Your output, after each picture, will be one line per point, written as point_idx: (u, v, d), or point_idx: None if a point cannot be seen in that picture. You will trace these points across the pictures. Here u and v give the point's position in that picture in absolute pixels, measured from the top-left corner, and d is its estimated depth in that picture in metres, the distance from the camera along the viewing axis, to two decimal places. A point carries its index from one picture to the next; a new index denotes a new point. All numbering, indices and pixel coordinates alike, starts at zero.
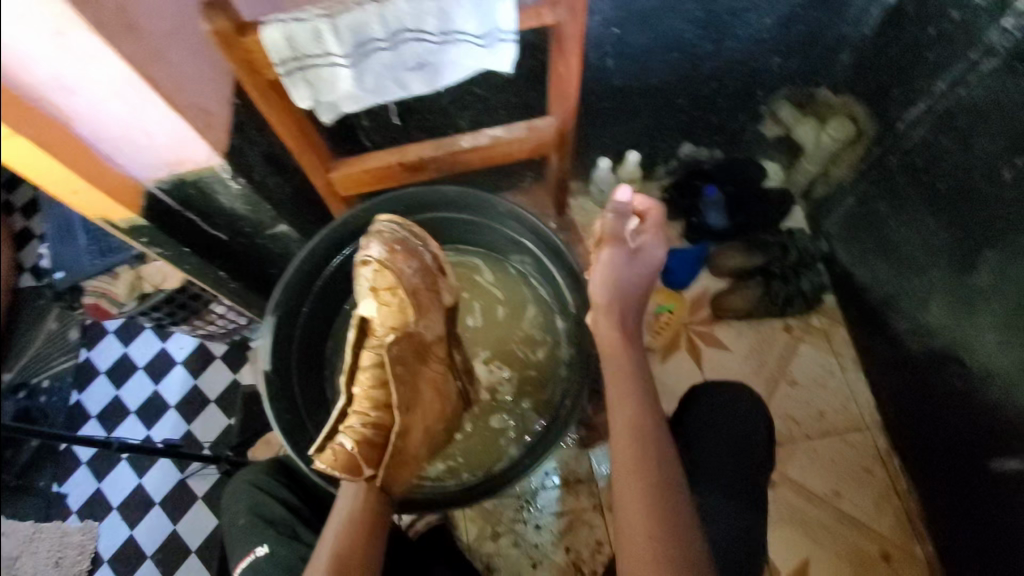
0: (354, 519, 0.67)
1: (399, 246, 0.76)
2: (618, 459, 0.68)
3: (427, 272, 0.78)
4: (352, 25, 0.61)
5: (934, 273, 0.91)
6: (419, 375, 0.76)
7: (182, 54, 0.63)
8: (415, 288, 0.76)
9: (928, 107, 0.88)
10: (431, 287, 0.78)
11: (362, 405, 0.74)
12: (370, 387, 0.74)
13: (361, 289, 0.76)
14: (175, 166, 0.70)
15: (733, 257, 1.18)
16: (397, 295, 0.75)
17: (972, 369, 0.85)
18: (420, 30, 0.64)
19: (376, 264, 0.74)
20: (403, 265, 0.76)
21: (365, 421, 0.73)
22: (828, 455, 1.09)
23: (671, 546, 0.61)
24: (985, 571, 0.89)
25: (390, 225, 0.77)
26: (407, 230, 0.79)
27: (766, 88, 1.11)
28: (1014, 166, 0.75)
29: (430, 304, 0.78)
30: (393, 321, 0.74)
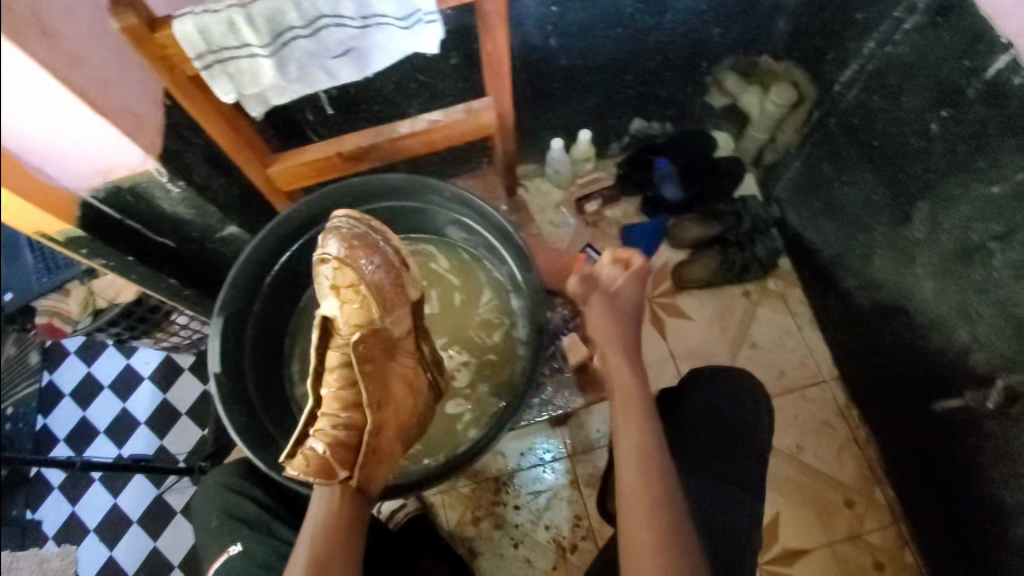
0: (331, 525, 0.66)
1: (358, 242, 0.73)
2: (625, 481, 0.67)
3: (390, 266, 0.74)
4: (266, 13, 0.59)
5: (877, 228, 0.94)
6: (389, 372, 0.73)
7: (105, 58, 0.62)
8: (377, 284, 0.73)
9: (860, 67, 0.91)
10: (396, 281, 0.74)
11: (331, 407, 0.72)
12: (339, 388, 0.72)
13: (323, 289, 0.74)
14: (109, 174, 0.68)
15: (691, 228, 1.20)
16: (359, 292, 0.72)
17: (916, 318, 0.89)
18: (338, 15, 0.62)
19: (335, 263, 0.72)
20: (362, 261, 0.73)
21: (335, 423, 0.71)
22: (790, 412, 1.13)
23: (671, 533, 0.63)
24: (949, 526, 0.92)
25: (347, 221, 0.75)
26: (365, 225, 0.75)
27: (709, 59, 1.13)
28: (939, 118, 0.78)
29: (396, 298, 0.74)
30: (357, 319, 0.72)
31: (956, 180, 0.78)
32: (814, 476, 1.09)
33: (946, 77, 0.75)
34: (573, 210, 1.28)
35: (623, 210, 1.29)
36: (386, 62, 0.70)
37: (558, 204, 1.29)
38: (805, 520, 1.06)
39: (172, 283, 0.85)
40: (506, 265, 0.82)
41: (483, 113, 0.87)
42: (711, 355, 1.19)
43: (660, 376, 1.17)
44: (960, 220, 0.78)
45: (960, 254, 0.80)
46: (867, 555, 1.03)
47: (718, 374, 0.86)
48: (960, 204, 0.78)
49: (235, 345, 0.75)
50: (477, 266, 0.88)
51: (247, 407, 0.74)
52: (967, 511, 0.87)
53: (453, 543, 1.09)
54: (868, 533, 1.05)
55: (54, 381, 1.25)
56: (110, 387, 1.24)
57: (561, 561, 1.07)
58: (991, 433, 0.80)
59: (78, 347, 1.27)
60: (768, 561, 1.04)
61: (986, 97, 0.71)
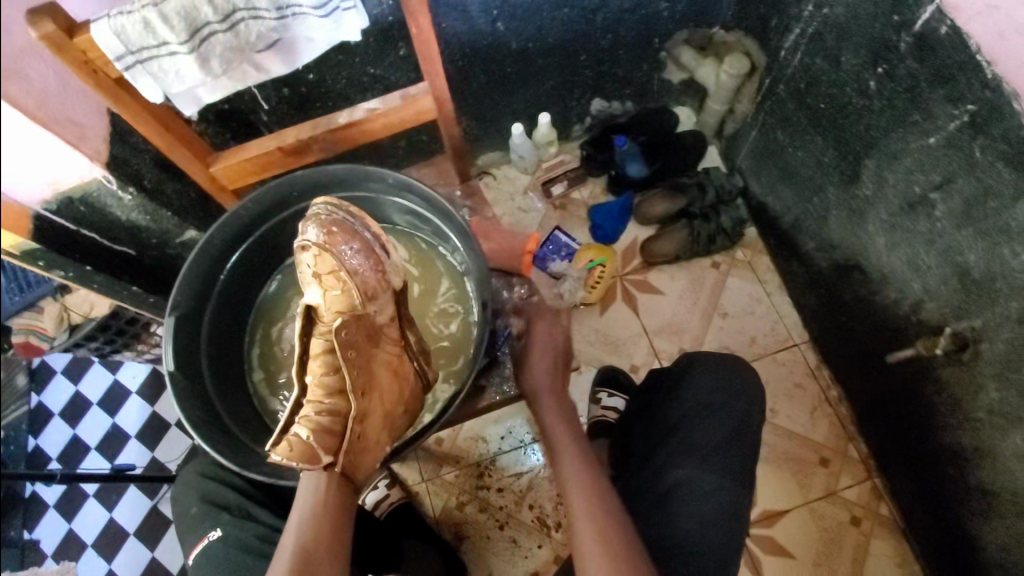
0: (321, 515, 0.65)
1: (336, 227, 0.69)
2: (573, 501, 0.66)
3: (371, 253, 0.70)
4: (180, 10, 0.60)
5: (830, 189, 0.96)
6: (374, 358, 0.70)
7: (41, 68, 0.61)
8: (358, 270, 0.68)
9: (801, 31, 0.92)
10: (379, 269, 0.70)
11: (315, 394, 0.69)
12: (323, 374, 0.69)
13: (306, 276, 0.69)
14: (58, 185, 0.69)
15: (658, 203, 1.20)
16: (340, 278, 0.68)
17: (871, 274, 0.92)
18: (252, 8, 0.63)
19: (315, 249, 0.68)
20: (342, 247, 0.69)
21: (319, 410, 0.68)
22: (762, 377, 1.14)
23: (620, 535, 0.63)
24: (930, 483, 0.93)
25: (325, 208, 0.71)
26: (344, 210, 0.72)
27: (663, 34, 1.11)
28: (876, 74, 0.79)
29: (379, 284, 0.70)
30: (340, 305, 0.68)
31: (897, 135, 0.79)
32: (790, 438, 1.10)
33: (879, 34, 0.77)
34: (540, 195, 1.29)
35: (590, 190, 1.30)
36: (312, 51, 0.72)
37: (526, 189, 1.30)
38: (783, 481, 1.08)
39: (135, 291, 0.85)
40: (458, 250, 0.83)
41: (421, 99, 0.87)
42: (685, 328, 1.19)
43: (635, 352, 1.19)
44: (903, 173, 0.80)
45: (906, 207, 0.81)
46: (844, 510, 1.06)
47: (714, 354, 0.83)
48: (903, 158, 0.79)
49: (189, 346, 0.76)
50: (433, 255, 0.89)
51: (202, 400, 0.75)
52: (933, 459, 0.91)
53: (440, 528, 1.10)
54: (843, 490, 1.07)
55: (42, 402, 1.26)
56: (98, 405, 1.25)
57: (547, 540, 1.08)
58: (944, 377, 0.84)
59: (64, 366, 1.28)
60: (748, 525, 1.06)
61: (916, 51, 0.72)
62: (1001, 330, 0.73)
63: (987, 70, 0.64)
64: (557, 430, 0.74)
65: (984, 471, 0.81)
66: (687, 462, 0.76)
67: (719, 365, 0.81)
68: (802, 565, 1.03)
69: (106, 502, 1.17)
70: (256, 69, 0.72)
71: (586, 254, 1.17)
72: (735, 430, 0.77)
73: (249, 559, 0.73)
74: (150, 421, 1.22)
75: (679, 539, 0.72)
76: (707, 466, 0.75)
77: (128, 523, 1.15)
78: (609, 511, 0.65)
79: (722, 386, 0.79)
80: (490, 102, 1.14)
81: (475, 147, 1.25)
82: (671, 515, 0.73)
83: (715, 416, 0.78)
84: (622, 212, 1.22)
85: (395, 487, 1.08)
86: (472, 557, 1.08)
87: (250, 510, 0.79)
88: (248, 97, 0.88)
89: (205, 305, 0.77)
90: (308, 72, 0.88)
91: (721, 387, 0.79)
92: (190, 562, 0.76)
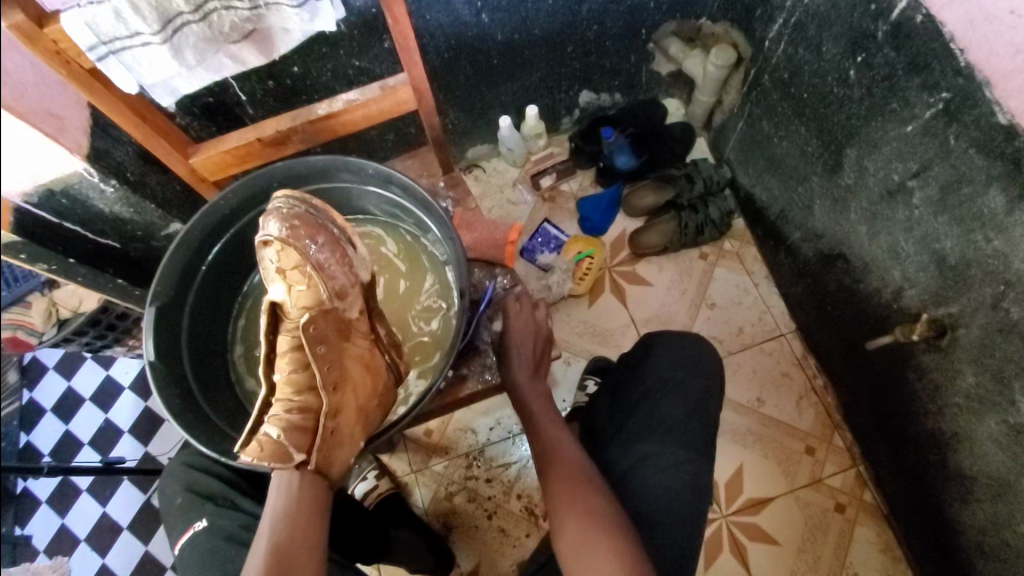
0: (293, 508, 0.65)
1: (299, 221, 0.69)
2: (558, 489, 0.68)
3: (336, 246, 0.70)
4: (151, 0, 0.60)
5: (815, 179, 0.96)
6: (345, 353, 0.71)
7: (17, 60, 0.61)
8: (324, 265, 0.68)
9: (784, 21, 0.92)
10: (344, 262, 0.70)
11: (285, 392, 0.70)
12: (292, 372, 0.70)
13: (270, 272, 0.70)
14: (39, 178, 0.69)
15: (646, 194, 1.21)
16: (306, 273, 0.68)
17: (854, 263, 0.93)
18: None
19: (277, 244, 0.68)
20: (306, 243, 0.68)
21: (289, 407, 0.70)
22: (749, 367, 1.15)
23: (608, 518, 0.65)
24: (914, 469, 0.94)
25: (286, 201, 0.71)
26: (306, 204, 0.71)
27: (650, 26, 1.10)
28: (856, 63, 0.79)
29: (346, 279, 0.70)
30: (306, 301, 0.69)
31: (877, 123, 0.79)
32: (775, 426, 1.11)
33: (858, 23, 0.77)
34: (529, 187, 1.29)
35: (579, 182, 1.30)
36: (288, 42, 0.73)
37: (514, 182, 1.30)
38: (768, 470, 1.09)
39: (120, 284, 0.86)
40: (439, 241, 0.83)
41: (399, 90, 0.87)
42: (672, 319, 1.20)
43: (623, 342, 1.19)
44: (883, 162, 0.81)
45: (886, 194, 0.82)
46: (829, 498, 1.07)
47: (678, 336, 0.86)
48: (882, 146, 0.80)
49: (171, 336, 0.77)
50: (419, 250, 0.89)
51: (183, 391, 0.76)
52: (914, 445, 0.92)
53: (429, 518, 1.11)
54: (829, 477, 1.08)
55: (34, 398, 1.26)
56: (91, 400, 1.25)
57: (535, 529, 1.09)
58: (924, 364, 0.84)
59: (56, 362, 1.28)
60: (734, 512, 1.07)
61: (893, 39, 0.72)
62: (977, 315, 0.73)
63: (960, 58, 0.64)
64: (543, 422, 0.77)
65: (961, 455, 0.83)
66: (665, 448, 0.77)
67: (684, 347, 0.85)
68: (786, 550, 1.04)
69: (100, 497, 1.18)
70: (232, 60, 0.72)
71: (574, 245, 1.19)
72: (701, 412, 0.80)
73: (232, 547, 0.73)
74: (144, 416, 1.23)
75: (657, 517, 0.74)
76: (683, 453, 0.77)
77: (122, 517, 1.17)
78: (594, 499, 0.67)
79: (682, 365, 0.83)
80: (477, 94, 1.13)
81: (462, 140, 1.25)
82: (647, 496, 0.75)
83: (687, 401, 0.80)
84: (610, 204, 1.22)
85: (384, 478, 1.09)
86: (461, 546, 1.09)
87: (234, 499, 0.80)
88: (231, 90, 0.88)
89: (186, 297, 0.79)
90: (293, 65, 0.88)
91: (690, 368, 0.83)
92: (176, 551, 0.76)
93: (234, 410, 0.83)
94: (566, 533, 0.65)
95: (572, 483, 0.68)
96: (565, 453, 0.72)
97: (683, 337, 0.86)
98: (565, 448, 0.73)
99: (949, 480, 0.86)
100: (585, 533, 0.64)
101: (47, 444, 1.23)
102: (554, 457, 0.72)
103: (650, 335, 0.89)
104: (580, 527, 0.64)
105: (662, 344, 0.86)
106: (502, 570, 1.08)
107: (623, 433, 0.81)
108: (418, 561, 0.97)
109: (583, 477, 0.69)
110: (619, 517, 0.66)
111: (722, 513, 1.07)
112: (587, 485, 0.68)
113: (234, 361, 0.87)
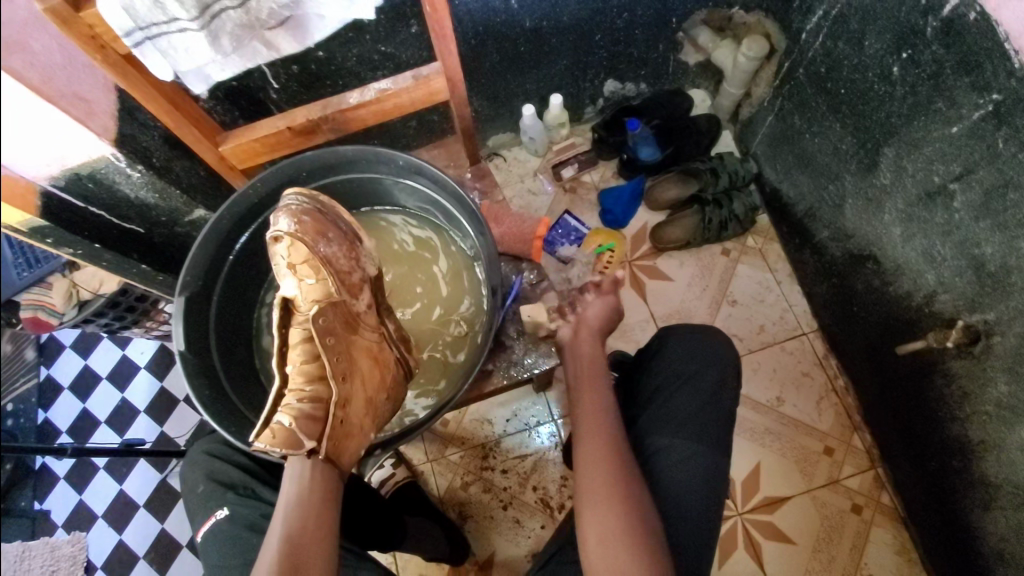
0: (305, 499, 0.65)
1: (308, 217, 0.70)
2: (588, 478, 0.66)
3: (345, 241, 0.72)
4: None
5: (847, 177, 0.94)
6: (353, 345, 0.72)
7: (43, 42, 0.60)
8: (332, 259, 0.70)
9: (824, 14, 0.89)
10: (351, 253, 0.72)
11: (296, 381, 0.70)
12: (303, 363, 0.71)
13: (280, 267, 0.71)
14: (66, 162, 0.68)
15: (672, 187, 1.18)
16: (314, 266, 0.70)
17: (884, 265, 0.91)
18: None
19: (287, 239, 0.69)
20: (316, 239, 0.69)
21: (301, 397, 0.69)
22: (770, 366, 1.14)
23: (639, 511, 0.65)
24: (937, 470, 0.93)
25: (296, 198, 0.72)
26: (315, 201, 0.72)
27: (681, 14, 1.07)
28: (901, 59, 0.77)
29: (356, 273, 0.73)
30: (316, 294, 0.70)
31: (919, 123, 0.78)
32: (795, 427, 1.11)
33: (905, 18, 0.75)
34: (550, 177, 1.27)
35: (601, 173, 1.27)
36: (324, 29, 0.71)
37: (535, 171, 1.27)
38: (787, 469, 1.08)
39: (144, 269, 0.86)
40: (470, 237, 0.83)
41: (432, 80, 0.86)
42: (693, 314, 1.18)
43: (641, 337, 1.18)
44: (923, 163, 0.79)
45: (924, 196, 0.80)
46: (846, 498, 1.06)
47: (696, 330, 0.84)
48: (923, 147, 0.78)
49: (199, 325, 0.77)
50: (453, 251, 0.88)
51: (212, 381, 0.75)
52: (938, 448, 0.91)
53: (445, 507, 1.12)
54: (847, 478, 1.07)
55: (52, 376, 1.27)
56: (106, 379, 1.26)
57: (549, 520, 1.10)
58: (954, 370, 0.83)
59: (72, 341, 1.29)
60: (750, 510, 1.07)
61: (943, 36, 0.70)
62: (1015, 324, 0.72)
63: (1015, 59, 0.62)
64: (579, 405, 0.73)
65: (987, 462, 0.82)
66: (687, 446, 0.76)
67: (695, 339, 0.83)
68: (802, 551, 1.04)
69: (116, 475, 1.19)
70: (266, 46, 0.70)
71: (595, 238, 1.18)
72: (720, 408, 0.79)
73: (253, 537, 0.73)
74: (160, 396, 1.24)
75: (674, 513, 0.74)
76: (698, 447, 0.76)
77: (139, 495, 1.17)
78: (629, 494, 0.66)
79: (698, 357, 0.81)
80: (500, 82, 1.11)
81: (484, 127, 1.22)
82: (668, 495, 0.74)
83: (707, 395, 0.79)
84: (632, 197, 1.19)
85: (400, 466, 1.12)
86: (476, 535, 1.10)
87: (255, 488, 0.79)
88: (257, 75, 0.86)
89: (214, 290, 0.78)
90: (318, 50, 0.86)
91: (704, 359, 0.81)
92: (197, 539, 0.77)
93: (257, 395, 0.83)
94: (594, 527, 0.64)
95: (607, 474, 0.66)
96: (604, 444, 0.68)
97: (701, 331, 0.84)
98: (604, 443, 0.68)
99: (975, 486, 0.85)
100: (615, 529, 0.63)
101: (64, 419, 1.25)
102: (589, 438, 0.69)
103: (662, 328, 0.88)
104: (613, 526, 0.63)
105: (671, 337, 0.85)
106: (516, 560, 1.08)
107: (636, 424, 0.81)
108: (434, 548, 0.99)
109: (623, 477, 0.66)
110: (650, 516, 0.65)
111: (737, 511, 1.07)
112: (623, 486, 0.66)
113: (259, 349, 0.86)
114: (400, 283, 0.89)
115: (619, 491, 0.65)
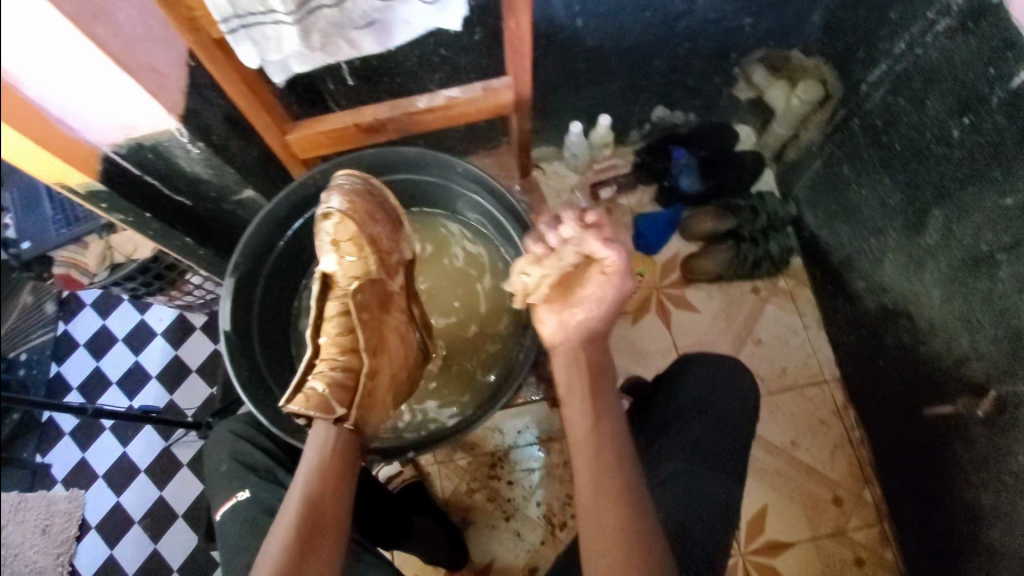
0: (326, 467, 0.64)
1: (357, 196, 0.72)
2: (598, 499, 0.67)
3: (391, 222, 0.75)
4: None
5: (893, 233, 0.94)
6: (384, 323, 0.73)
7: (127, 11, 0.61)
8: (376, 238, 0.73)
9: (888, 67, 0.89)
10: (393, 234, 0.75)
11: (329, 351, 0.70)
12: (338, 334, 0.71)
13: (323, 243, 0.72)
14: (131, 131, 0.69)
15: (707, 222, 1.18)
16: (358, 244, 0.71)
17: (918, 323, 0.91)
18: None
19: (337, 215, 0.71)
20: (363, 216, 0.72)
21: (333, 366, 0.70)
22: (788, 409, 1.14)
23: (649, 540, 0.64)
24: (945, 519, 0.92)
25: (349, 178, 0.74)
26: (367, 182, 0.75)
27: (740, 50, 1.08)
28: (962, 123, 0.77)
29: (394, 254, 0.75)
30: (357, 270, 0.71)
31: (975, 189, 0.77)
32: (805, 473, 1.10)
33: (972, 83, 0.75)
34: (587, 195, 1.26)
35: (638, 198, 1.27)
36: (406, 34, 0.72)
37: (573, 187, 1.27)
38: (793, 514, 1.08)
39: (187, 242, 0.87)
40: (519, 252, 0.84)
41: (501, 92, 0.88)
42: (714, 346, 1.18)
43: (660, 364, 1.18)
44: (973, 230, 0.79)
45: (970, 262, 0.80)
46: (849, 550, 1.06)
47: (722, 368, 0.85)
48: (975, 214, 0.78)
49: (243, 306, 0.77)
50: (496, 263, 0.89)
51: (250, 363, 0.76)
52: (950, 507, 0.90)
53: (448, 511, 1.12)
54: (853, 531, 1.07)
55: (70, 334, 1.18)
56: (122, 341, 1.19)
57: (550, 536, 1.10)
58: (976, 438, 0.83)
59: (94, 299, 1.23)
60: (753, 551, 1.06)
61: (1007, 107, 0.70)
62: None
63: None
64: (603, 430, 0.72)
65: (996, 530, 0.81)
66: (704, 482, 0.76)
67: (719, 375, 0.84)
68: None
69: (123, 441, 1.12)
70: (350, 46, 0.71)
71: None
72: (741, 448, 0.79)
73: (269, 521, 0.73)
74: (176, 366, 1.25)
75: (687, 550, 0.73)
76: (716, 485, 0.76)
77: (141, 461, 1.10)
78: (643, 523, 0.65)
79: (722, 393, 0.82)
80: (551, 96, 1.11)
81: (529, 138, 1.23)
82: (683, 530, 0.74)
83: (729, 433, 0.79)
84: (668, 225, 1.20)
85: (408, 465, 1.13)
86: (476, 541, 1.10)
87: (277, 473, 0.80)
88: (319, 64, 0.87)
89: (263, 270, 0.79)
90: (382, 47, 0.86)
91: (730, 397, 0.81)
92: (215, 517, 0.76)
93: (284, 381, 0.83)
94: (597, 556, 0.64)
95: (620, 505, 0.66)
96: (619, 476, 0.68)
97: (727, 369, 0.84)
98: (620, 477, 0.68)
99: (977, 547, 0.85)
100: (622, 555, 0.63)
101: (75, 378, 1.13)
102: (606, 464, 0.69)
103: (684, 359, 0.88)
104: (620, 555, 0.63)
105: (693, 370, 0.85)
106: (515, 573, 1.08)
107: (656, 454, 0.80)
108: (434, 552, 0.98)
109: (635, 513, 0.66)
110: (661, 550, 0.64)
111: (740, 551, 1.06)
112: (636, 517, 0.65)
113: (294, 336, 0.87)
114: (438, 290, 0.91)
115: (632, 525, 0.64)
